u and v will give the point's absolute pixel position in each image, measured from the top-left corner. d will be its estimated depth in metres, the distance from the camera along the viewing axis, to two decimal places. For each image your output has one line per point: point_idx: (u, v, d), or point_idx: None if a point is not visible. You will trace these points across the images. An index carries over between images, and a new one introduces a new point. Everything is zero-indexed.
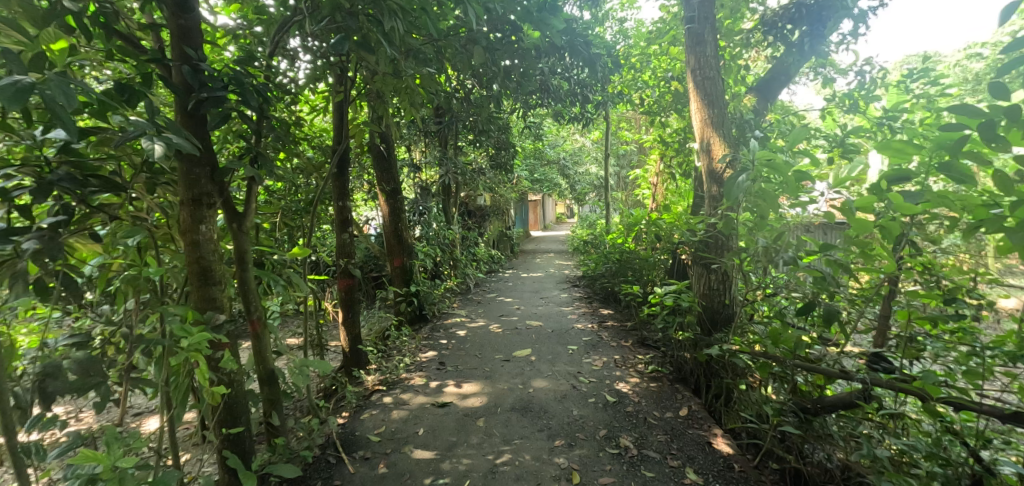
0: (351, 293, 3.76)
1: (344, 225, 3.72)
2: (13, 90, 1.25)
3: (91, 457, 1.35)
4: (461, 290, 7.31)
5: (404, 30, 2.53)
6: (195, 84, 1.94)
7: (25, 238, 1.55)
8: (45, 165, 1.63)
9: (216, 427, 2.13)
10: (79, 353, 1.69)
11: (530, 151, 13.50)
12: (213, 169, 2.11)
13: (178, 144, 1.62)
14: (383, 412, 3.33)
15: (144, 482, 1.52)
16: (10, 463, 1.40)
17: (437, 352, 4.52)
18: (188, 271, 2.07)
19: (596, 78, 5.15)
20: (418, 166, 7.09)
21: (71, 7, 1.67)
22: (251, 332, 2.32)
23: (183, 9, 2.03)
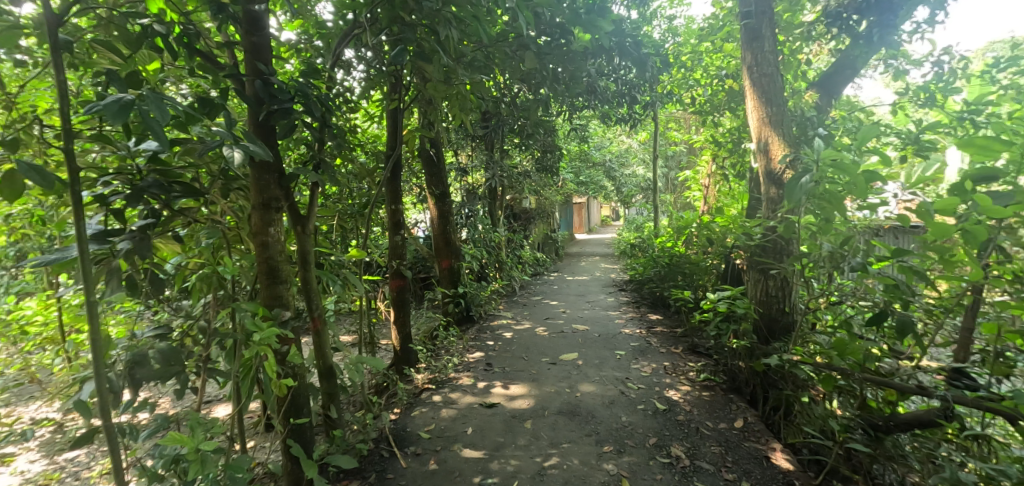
0: (403, 293, 3.88)
1: (396, 228, 3.85)
2: (117, 106, 1.39)
3: (178, 440, 1.47)
4: (507, 292, 7.35)
5: (456, 38, 2.59)
6: (266, 96, 2.08)
7: (120, 238, 1.71)
8: (136, 174, 1.80)
9: (281, 419, 2.26)
10: (163, 344, 1.85)
11: (576, 153, 13.39)
12: (280, 176, 2.25)
13: (253, 151, 1.76)
14: (432, 410, 3.41)
15: (221, 466, 1.63)
16: (106, 442, 1.55)
17: (484, 354, 4.57)
18: (258, 271, 2.21)
19: (645, 78, 5.05)
20: (465, 170, 7.22)
21: (162, 30, 1.83)
22: (312, 329, 2.44)
23: (255, 27, 2.18)
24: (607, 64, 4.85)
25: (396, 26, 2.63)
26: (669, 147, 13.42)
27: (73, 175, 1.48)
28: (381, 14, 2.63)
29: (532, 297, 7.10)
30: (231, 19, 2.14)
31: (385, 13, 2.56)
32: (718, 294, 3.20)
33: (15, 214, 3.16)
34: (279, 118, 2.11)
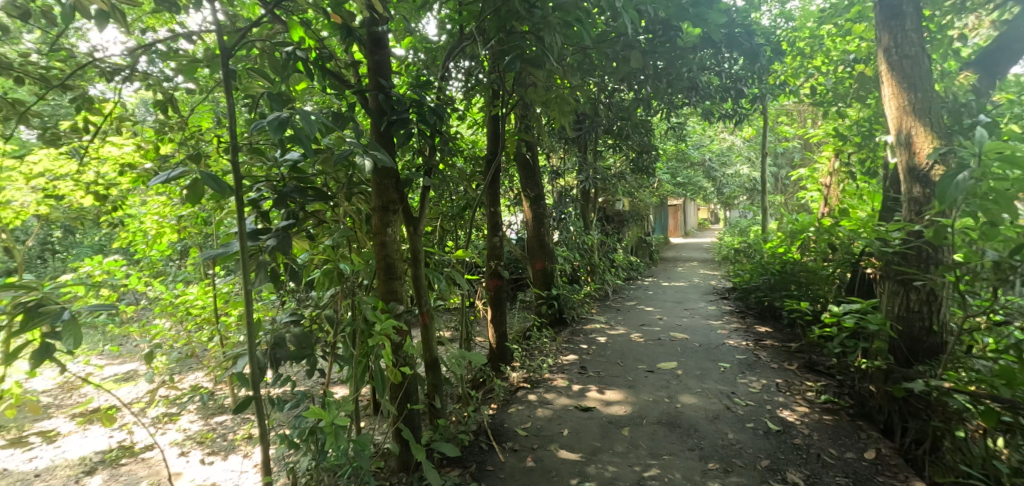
0: (500, 293, 3.99)
1: (495, 229, 3.96)
2: (275, 121, 1.62)
3: (316, 413, 1.66)
4: (599, 296, 7.24)
5: (561, 42, 2.63)
6: (388, 108, 2.30)
7: (267, 237, 1.98)
8: (282, 181, 2.07)
9: (392, 405, 2.44)
10: (298, 328, 2.10)
11: (673, 153, 12.78)
12: (397, 181, 2.44)
13: (379, 159, 1.97)
14: (528, 408, 3.47)
15: (347, 441, 1.81)
16: (256, 410, 1.79)
17: (578, 357, 4.55)
18: (376, 267, 2.42)
19: (754, 70, 4.68)
20: (558, 172, 7.23)
21: (302, 55, 2.08)
22: (420, 323, 2.61)
23: (377, 46, 2.40)
24: (711, 59, 4.58)
25: (502, 34, 2.73)
26: (781, 142, 12.30)
27: (236, 181, 1.74)
28: (489, 24, 2.75)
29: (626, 302, 6.90)
30: (358, 41, 2.37)
31: (494, 23, 2.67)
32: (844, 307, 2.88)
33: (184, 214, 3.78)
34: (398, 128, 2.32)
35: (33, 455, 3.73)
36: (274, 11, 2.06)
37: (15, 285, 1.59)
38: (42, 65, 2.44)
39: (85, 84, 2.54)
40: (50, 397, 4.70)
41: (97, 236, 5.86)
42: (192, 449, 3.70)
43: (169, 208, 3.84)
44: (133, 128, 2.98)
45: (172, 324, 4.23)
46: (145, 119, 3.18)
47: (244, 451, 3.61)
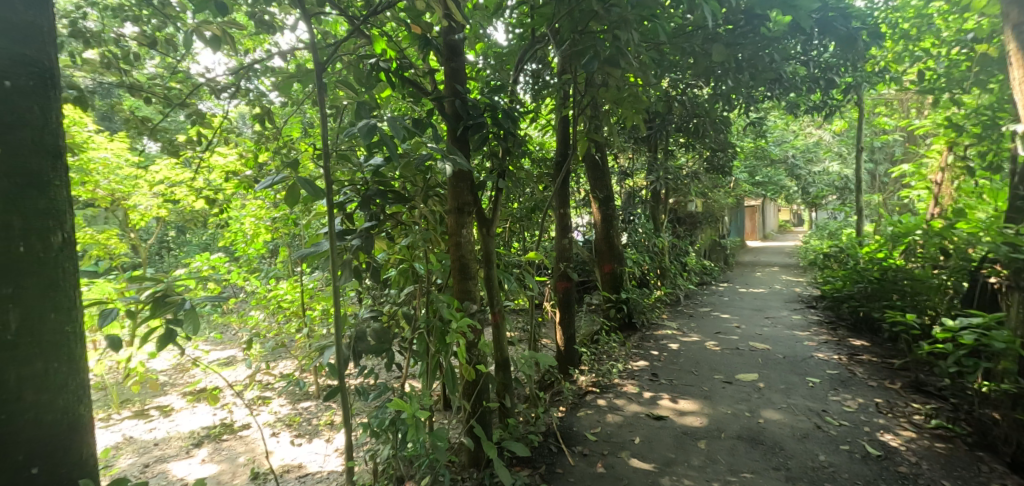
0: (569, 296, 3.93)
1: (564, 231, 3.88)
2: (365, 127, 1.76)
3: (399, 405, 1.73)
4: (670, 301, 6.96)
5: (638, 40, 2.56)
6: (464, 114, 2.37)
7: (352, 237, 2.12)
8: (366, 185, 2.20)
9: (464, 401, 2.49)
10: (378, 323, 2.21)
11: (751, 150, 12.03)
12: (472, 183, 2.50)
13: (458, 163, 2.04)
14: (598, 413, 3.42)
15: (426, 433, 1.87)
16: (342, 399, 1.91)
17: (649, 363, 4.40)
18: (451, 267, 2.49)
19: (848, 57, 4.30)
20: (627, 173, 7.04)
21: (384, 66, 2.20)
22: (492, 322, 2.65)
23: (453, 53, 2.47)
24: (798, 48, 4.25)
25: (576, 35, 2.70)
26: (878, 136, 11.19)
27: (327, 185, 1.87)
28: (564, 25, 2.73)
29: (700, 309, 6.57)
30: (436, 50, 2.46)
31: (569, 24, 2.65)
32: (961, 322, 2.56)
33: (276, 216, 4.13)
34: (473, 132, 2.38)
35: (152, 426, 4.23)
36: (359, 25, 2.18)
37: (146, 278, 1.81)
38: (164, 86, 2.77)
39: (198, 101, 2.85)
40: (166, 376, 5.30)
41: (203, 236, 6.53)
42: (282, 431, 4.01)
43: (264, 211, 4.19)
44: (235, 139, 3.29)
45: (265, 316, 4.61)
46: (245, 131, 3.50)
47: (326, 435, 3.86)
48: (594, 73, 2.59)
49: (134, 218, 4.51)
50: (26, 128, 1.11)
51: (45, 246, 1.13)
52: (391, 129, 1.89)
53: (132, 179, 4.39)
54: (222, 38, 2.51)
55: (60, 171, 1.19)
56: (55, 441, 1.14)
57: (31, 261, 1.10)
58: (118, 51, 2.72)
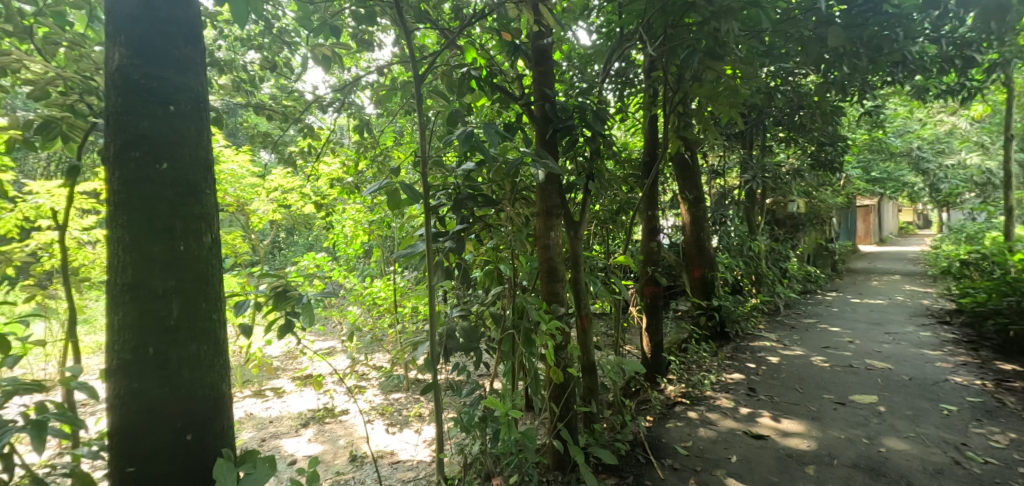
0: (656, 301, 3.77)
1: (652, 234, 3.71)
2: (463, 134, 1.87)
3: (492, 404, 1.76)
4: (769, 310, 6.44)
5: (739, 29, 2.39)
6: (554, 117, 2.39)
7: (445, 239, 2.22)
8: (458, 188, 2.29)
9: (550, 403, 2.49)
10: (467, 321, 2.28)
11: (865, 143, 10.78)
12: (561, 186, 2.51)
13: (550, 167, 2.05)
14: (689, 426, 3.25)
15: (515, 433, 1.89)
16: (435, 394, 2.00)
17: (745, 376, 4.11)
18: (539, 269, 2.51)
19: (993, 31, 3.70)
20: (719, 172, 6.62)
21: (476, 74, 2.29)
22: (578, 326, 2.62)
23: (542, 57, 2.49)
24: (927, 27, 3.76)
25: (670, 30, 2.59)
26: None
27: (424, 189, 1.97)
28: (656, 20, 2.63)
29: (804, 320, 6.00)
30: (524, 56, 2.49)
31: (662, 19, 2.55)
32: None
33: (372, 218, 4.43)
34: (563, 135, 2.39)
35: (267, 405, 4.73)
36: (451, 37, 2.28)
37: (270, 274, 2.03)
38: (281, 104, 3.08)
39: (308, 116, 3.14)
40: (279, 362, 5.90)
41: (309, 237, 7.17)
42: (376, 419, 4.29)
43: (363, 214, 4.49)
44: (338, 148, 3.58)
45: (362, 311, 4.94)
46: (345, 140, 3.80)
47: (416, 426, 4.06)
48: (693, 67, 2.42)
49: (254, 221, 5.07)
50: (184, 147, 1.29)
51: (201, 245, 1.30)
52: (487, 136, 1.98)
53: (252, 186, 4.93)
54: (331, 58, 2.78)
55: (210, 181, 1.36)
56: (203, 414, 1.30)
57: (191, 258, 1.28)
58: (244, 76, 3.08)
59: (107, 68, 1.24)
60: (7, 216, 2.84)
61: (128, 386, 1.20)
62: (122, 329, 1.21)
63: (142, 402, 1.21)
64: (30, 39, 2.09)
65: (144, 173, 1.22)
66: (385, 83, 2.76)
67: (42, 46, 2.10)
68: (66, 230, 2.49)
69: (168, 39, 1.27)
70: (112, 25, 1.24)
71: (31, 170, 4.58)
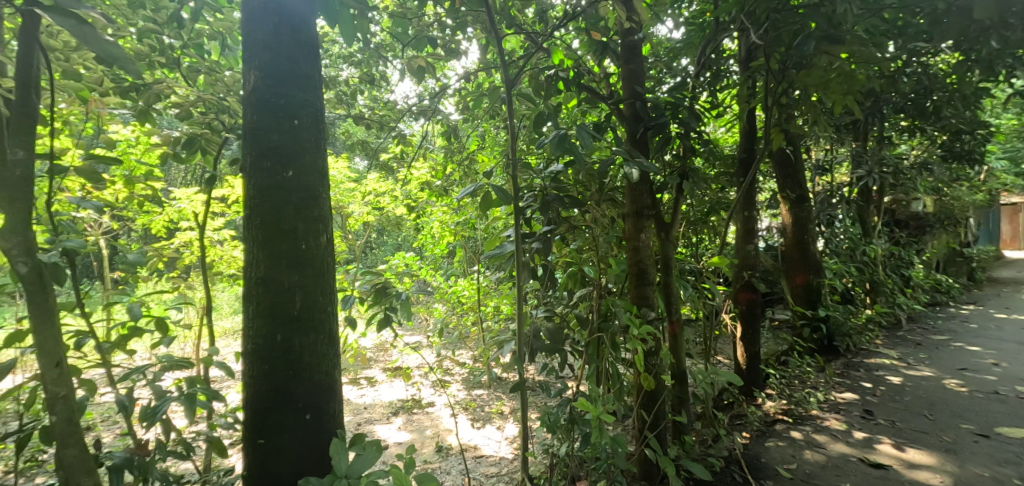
0: (753, 308, 3.52)
1: (749, 236, 3.45)
2: (557, 137, 1.89)
3: (584, 407, 1.74)
4: (887, 323, 5.75)
5: (859, 10, 2.15)
6: (645, 116, 2.32)
7: (533, 241, 2.24)
8: (545, 189, 2.29)
9: (639, 411, 2.42)
10: (552, 323, 2.28)
11: (1012, 131, 9.23)
12: (651, 187, 2.43)
13: (645, 167, 1.99)
14: (793, 446, 3.00)
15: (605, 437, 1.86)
16: (522, 394, 2.02)
17: (859, 396, 3.71)
18: (628, 272, 2.45)
19: None
20: (827, 168, 6.02)
21: (564, 75, 2.28)
22: (669, 332, 2.52)
23: (632, 55, 2.42)
24: None
25: (776, 15, 2.39)
26: None
27: (513, 191, 2.01)
28: (760, 7, 2.44)
29: (932, 336, 5.27)
30: (614, 54, 2.44)
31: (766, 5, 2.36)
32: None
33: (458, 219, 4.58)
34: (655, 133, 2.31)
35: (362, 392, 5.07)
36: (538, 40, 2.29)
37: (370, 272, 2.18)
38: (376, 113, 3.29)
39: (400, 124, 3.31)
40: (372, 353, 6.29)
41: (398, 237, 7.57)
42: (460, 413, 4.44)
43: (449, 215, 4.66)
44: (427, 153, 3.75)
45: (447, 308, 5.12)
46: (432, 145, 3.97)
47: (499, 424, 4.14)
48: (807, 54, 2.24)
49: (350, 222, 5.46)
50: (306, 156, 1.42)
51: (319, 244, 1.43)
52: (581, 137, 1.99)
53: (349, 190, 5.31)
54: (424, 68, 2.93)
55: (326, 187, 1.49)
56: (319, 397, 1.42)
57: (310, 255, 1.41)
58: (345, 89, 3.33)
59: (245, 89, 1.41)
60: (159, 217, 3.33)
61: (259, 367, 1.36)
62: (255, 316, 1.36)
63: (270, 382, 1.36)
64: (178, 68, 2.43)
65: (274, 180, 1.37)
66: (472, 89, 2.84)
67: (186, 73, 2.43)
68: (204, 230, 2.87)
69: (293, 60, 1.41)
70: (247, 51, 1.40)
71: (176, 179, 5.33)
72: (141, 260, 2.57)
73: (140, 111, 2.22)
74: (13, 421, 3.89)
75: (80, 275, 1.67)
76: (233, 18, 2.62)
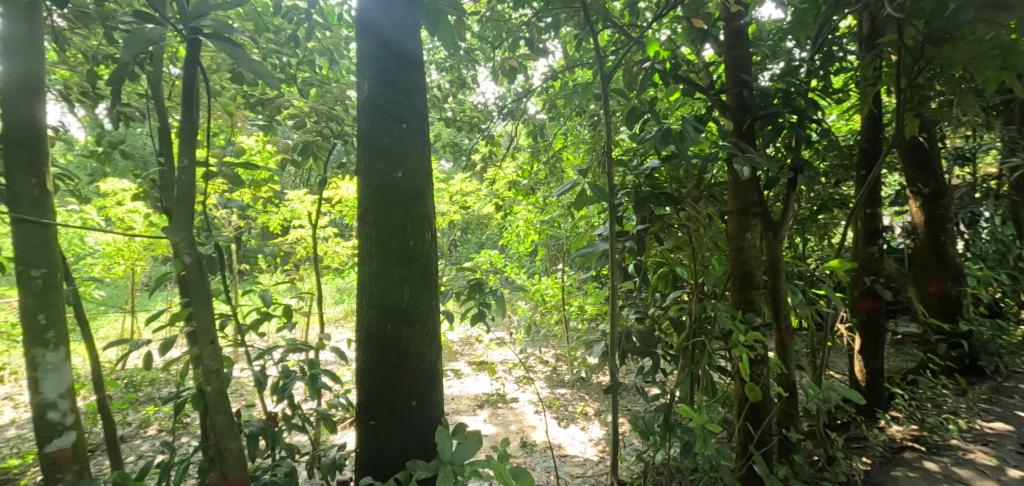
0: (876, 318, 3.14)
1: (872, 236, 3.07)
2: (660, 132, 1.83)
3: (688, 414, 1.64)
4: None
5: None
6: (754, 105, 2.15)
7: (627, 239, 2.18)
8: (639, 187, 2.23)
9: (741, 424, 2.27)
10: (644, 324, 2.22)
11: None
12: (759, 182, 2.26)
13: (755, 162, 1.87)
14: (926, 479, 2.65)
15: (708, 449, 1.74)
16: (614, 397, 1.98)
17: (1014, 427, 3.17)
18: (732, 274, 2.30)
19: None
20: (970, 160, 5.20)
21: (660, 68, 2.19)
22: (777, 340, 2.33)
23: (737, 41, 2.27)
24: None
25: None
26: None
27: (609, 190, 1.98)
28: None
29: None
30: (716, 43, 2.30)
31: None
32: None
33: (543, 218, 4.59)
34: (765, 124, 2.14)
35: (449, 384, 5.28)
36: (632, 33, 2.23)
37: (464, 269, 2.25)
38: (465, 116, 3.41)
39: (488, 125, 3.40)
40: (459, 346, 6.53)
41: (483, 235, 7.78)
42: (544, 411, 4.46)
43: (535, 214, 4.62)
44: (514, 153, 3.80)
45: (531, 306, 5.17)
46: (517, 144, 4.01)
47: (583, 424, 4.10)
48: (961, 25, 1.92)
49: (439, 220, 5.69)
50: (413, 157, 1.51)
51: (424, 240, 1.51)
52: (684, 131, 1.91)
53: (439, 189, 5.54)
54: (513, 70, 2.98)
55: (431, 187, 1.57)
56: (425, 386, 1.50)
57: (418, 250, 1.49)
58: (437, 94, 3.48)
59: (359, 97, 1.53)
60: (276, 216, 3.71)
61: (372, 354, 1.47)
62: (368, 307, 1.48)
63: (382, 368, 1.47)
64: (295, 82, 2.69)
65: (385, 180, 1.47)
66: (560, 87, 2.84)
67: (302, 86, 2.68)
68: (316, 227, 3.15)
69: (401, 67, 1.50)
70: (361, 61, 1.52)
71: (290, 182, 5.93)
72: (265, 254, 2.89)
73: (265, 121, 2.50)
74: (166, 388, 4.58)
75: (220, 267, 1.90)
76: (341, 33, 2.84)
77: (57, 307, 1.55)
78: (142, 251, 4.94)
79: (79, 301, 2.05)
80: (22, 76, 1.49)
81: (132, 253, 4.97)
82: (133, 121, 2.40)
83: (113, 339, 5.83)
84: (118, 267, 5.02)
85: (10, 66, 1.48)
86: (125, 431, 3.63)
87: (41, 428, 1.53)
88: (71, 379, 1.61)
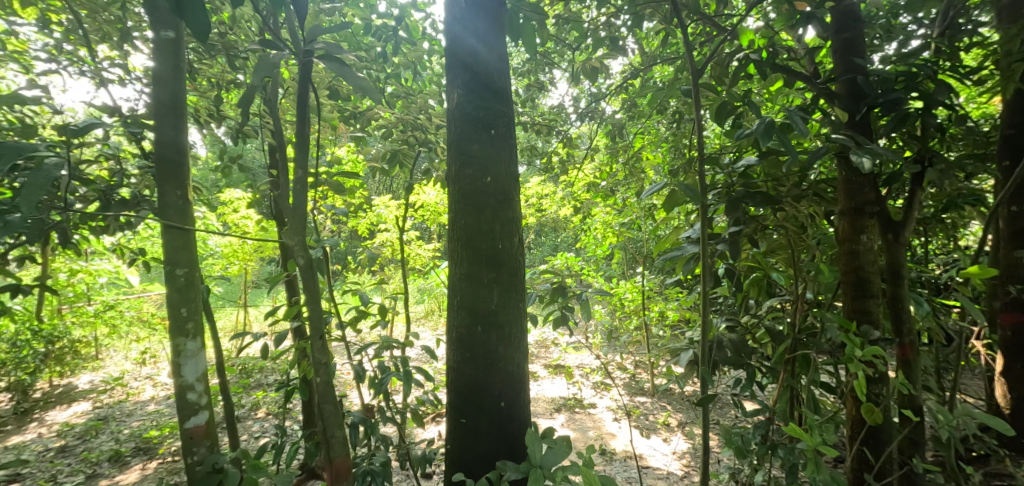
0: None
1: (1017, 239, 2.66)
2: (764, 127, 1.67)
3: (798, 434, 1.45)
4: None
5: None
6: (870, 91, 1.95)
7: (718, 242, 2.02)
8: (731, 187, 2.08)
9: (856, 447, 2.09)
10: (736, 333, 2.09)
11: None
12: (877, 178, 2.04)
13: (877, 153, 1.68)
14: None
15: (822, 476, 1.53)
16: (707, 409, 1.87)
17: None
18: (843, 281, 2.10)
19: None
20: None
21: (757, 58, 2.05)
22: (898, 355, 2.08)
23: (849, 22, 2.07)
24: None
25: None
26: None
27: (700, 190, 1.87)
28: None
29: None
30: (824, 27, 2.11)
31: None
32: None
33: (621, 219, 4.48)
34: (884, 112, 1.92)
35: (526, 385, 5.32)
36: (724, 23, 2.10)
37: (546, 271, 2.25)
38: (542, 118, 3.42)
39: (565, 127, 3.38)
40: (535, 348, 6.55)
41: (558, 237, 7.76)
42: (623, 419, 4.35)
43: (614, 215, 4.50)
44: (591, 155, 3.75)
45: (608, 311, 5.06)
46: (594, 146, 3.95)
47: (665, 435, 3.95)
48: None
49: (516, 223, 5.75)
50: (501, 163, 1.54)
51: (512, 244, 1.53)
52: (790, 124, 1.73)
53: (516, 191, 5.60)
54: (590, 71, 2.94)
55: (518, 192, 1.59)
56: (514, 387, 1.53)
57: (506, 254, 1.51)
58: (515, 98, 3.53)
59: (450, 107, 1.59)
60: (365, 220, 3.95)
61: (463, 355, 1.52)
62: (459, 310, 1.53)
63: (472, 369, 1.51)
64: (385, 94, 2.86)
65: (476, 186, 1.51)
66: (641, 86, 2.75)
67: (390, 97, 2.84)
68: (401, 230, 3.32)
69: (489, 75, 1.54)
70: (451, 73, 1.57)
71: (377, 187, 6.30)
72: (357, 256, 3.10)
73: (359, 133, 2.68)
74: (273, 376, 5.06)
75: (320, 267, 2.06)
76: (424, 46, 2.97)
77: (195, 302, 1.77)
78: (253, 252, 5.49)
79: (207, 296, 2.32)
80: (168, 103, 1.72)
81: (244, 253, 5.55)
82: (249, 135, 2.67)
83: (229, 330, 6.55)
84: (233, 266, 5.62)
85: (158, 94, 1.71)
86: (240, 412, 4.06)
87: (182, 407, 1.75)
88: (203, 366, 1.82)
